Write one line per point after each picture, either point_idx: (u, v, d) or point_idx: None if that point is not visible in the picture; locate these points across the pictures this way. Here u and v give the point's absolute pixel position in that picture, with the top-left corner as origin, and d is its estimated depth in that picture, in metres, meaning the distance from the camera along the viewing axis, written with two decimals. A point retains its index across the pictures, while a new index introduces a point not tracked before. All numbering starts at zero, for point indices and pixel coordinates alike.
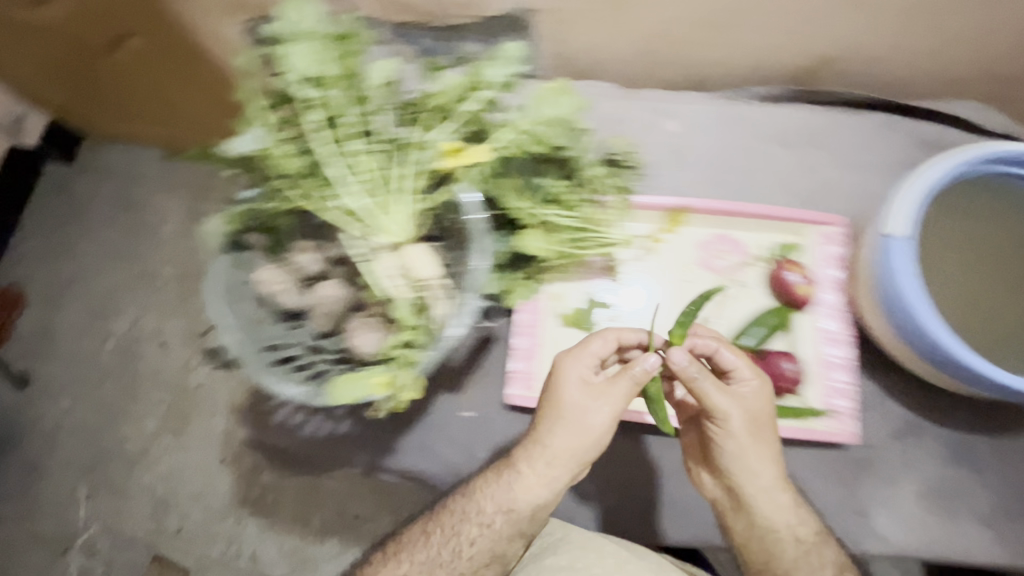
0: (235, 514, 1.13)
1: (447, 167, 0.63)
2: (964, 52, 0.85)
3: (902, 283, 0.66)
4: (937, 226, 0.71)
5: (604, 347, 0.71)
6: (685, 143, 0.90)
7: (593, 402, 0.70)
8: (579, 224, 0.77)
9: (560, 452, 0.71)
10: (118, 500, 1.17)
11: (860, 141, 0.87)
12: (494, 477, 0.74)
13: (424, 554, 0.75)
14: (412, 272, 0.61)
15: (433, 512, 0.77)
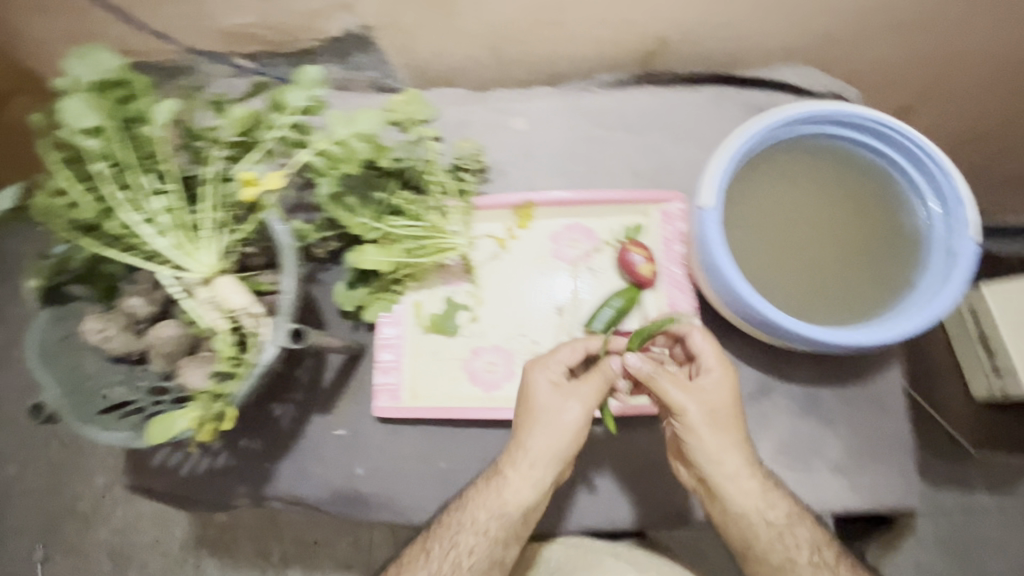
0: (195, 556, 1.31)
1: (247, 199, 0.63)
2: (783, 19, 0.88)
3: (718, 254, 0.68)
4: (748, 193, 0.73)
5: (571, 353, 0.73)
6: (531, 139, 0.92)
7: (561, 407, 0.72)
8: (418, 233, 0.79)
9: (540, 454, 0.72)
10: (76, 559, 1.31)
11: (694, 117, 0.90)
12: (484, 487, 0.75)
13: (428, 572, 0.75)
14: (223, 304, 0.62)
15: (428, 528, 0.77)
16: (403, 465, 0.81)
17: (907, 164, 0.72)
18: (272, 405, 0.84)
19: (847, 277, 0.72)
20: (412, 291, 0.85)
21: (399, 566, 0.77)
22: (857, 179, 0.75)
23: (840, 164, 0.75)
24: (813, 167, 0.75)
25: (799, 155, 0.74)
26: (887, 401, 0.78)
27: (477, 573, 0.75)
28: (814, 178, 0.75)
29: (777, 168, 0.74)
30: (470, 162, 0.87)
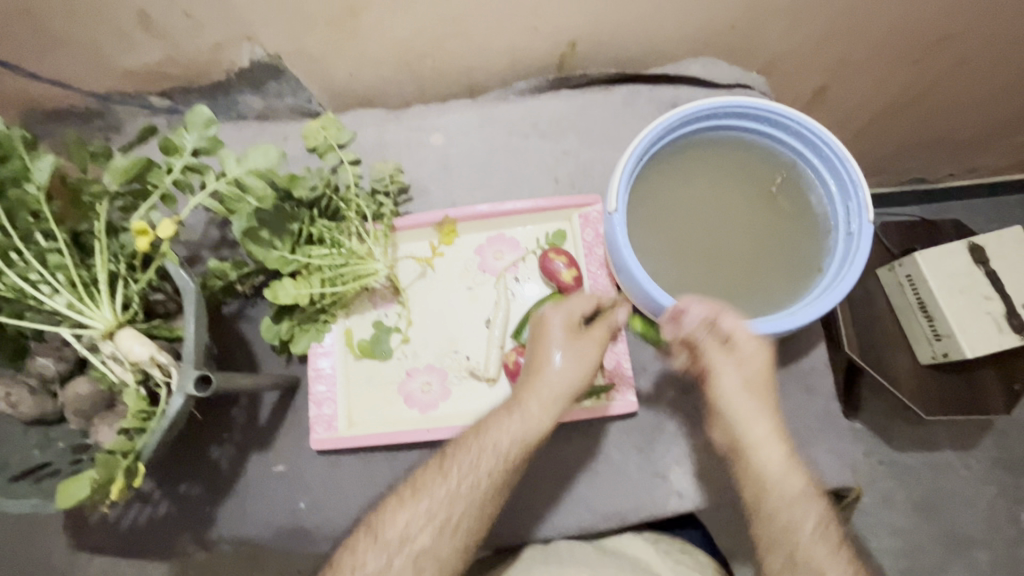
0: None
1: (143, 247, 0.62)
2: (685, 16, 0.89)
3: (627, 258, 0.69)
4: (655, 194, 0.76)
5: (587, 304, 0.74)
6: (450, 153, 0.92)
7: (577, 347, 0.71)
8: (335, 261, 0.78)
9: (558, 386, 0.70)
10: None
11: (607, 119, 0.92)
12: (505, 413, 0.70)
13: (444, 491, 0.68)
14: (127, 356, 0.61)
15: (450, 445, 0.71)
16: (345, 494, 0.81)
17: (807, 150, 0.74)
18: (210, 447, 0.83)
19: (760, 265, 0.75)
20: (342, 319, 0.84)
21: (410, 488, 0.70)
22: (764, 168, 0.77)
23: (744, 155, 0.77)
24: (718, 160, 0.77)
25: (703, 150, 0.77)
26: (813, 383, 0.79)
27: (491, 497, 0.69)
28: (721, 171, 0.77)
29: (682, 165, 0.76)
30: (390, 183, 0.86)
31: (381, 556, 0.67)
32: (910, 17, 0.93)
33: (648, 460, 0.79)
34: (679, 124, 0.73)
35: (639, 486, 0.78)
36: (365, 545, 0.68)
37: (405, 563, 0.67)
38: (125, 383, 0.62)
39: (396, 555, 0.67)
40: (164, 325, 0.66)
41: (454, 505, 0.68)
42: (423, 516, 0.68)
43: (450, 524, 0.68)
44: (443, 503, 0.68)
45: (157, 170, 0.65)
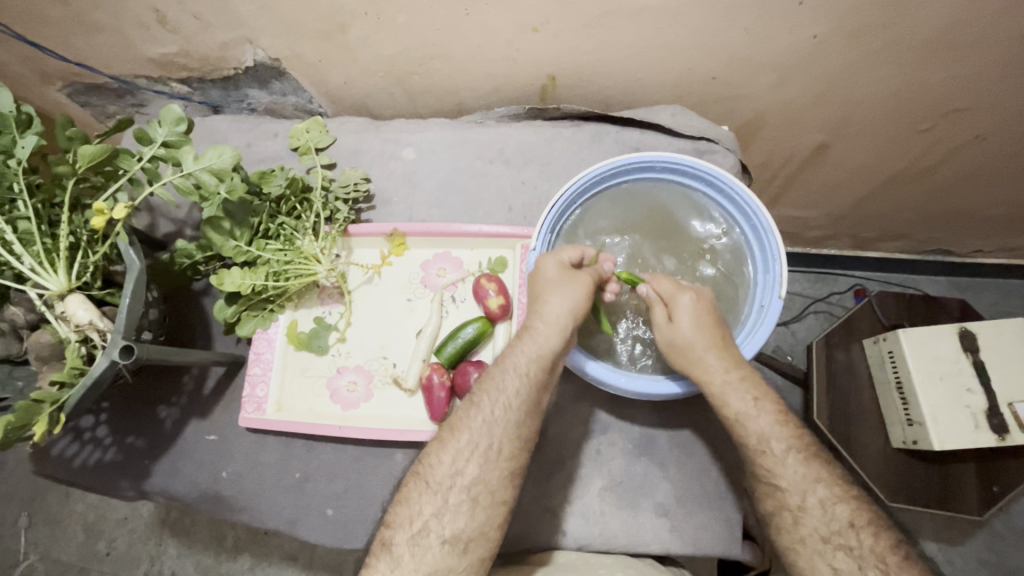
0: (157, 536, 1.40)
1: (99, 225, 0.70)
2: (672, 63, 0.85)
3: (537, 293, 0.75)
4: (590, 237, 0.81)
5: (575, 252, 0.74)
6: (416, 169, 0.96)
7: (574, 282, 0.72)
8: (282, 258, 0.84)
9: (560, 313, 0.70)
10: (53, 528, 1.43)
11: (574, 154, 0.94)
12: (516, 339, 0.72)
13: (480, 420, 0.70)
14: (71, 317, 0.69)
15: (474, 387, 0.72)
16: (263, 471, 0.87)
17: (741, 216, 0.78)
18: (158, 408, 0.91)
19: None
20: (289, 310, 0.90)
21: (447, 428, 0.71)
22: (700, 225, 0.81)
23: (683, 209, 0.81)
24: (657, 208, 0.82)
25: (642, 197, 0.82)
26: (723, 446, 0.78)
27: (523, 420, 0.70)
28: (657, 221, 0.82)
29: (620, 211, 0.82)
30: (353, 190, 0.92)
31: (435, 498, 0.68)
32: (920, 88, 0.86)
33: (542, 495, 0.78)
34: (615, 170, 0.78)
35: (526, 516, 0.78)
36: (418, 493, 0.69)
37: (461, 496, 0.68)
38: (68, 341, 0.71)
39: (450, 491, 0.68)
40: (113, 294, 0.74)
41: (494, 431, 0.69)
42: (465, 449, 0.69)
43: (495, 452, 0.69)
44: (482, 431, 0.69)
45: (128, 157, 0.73)
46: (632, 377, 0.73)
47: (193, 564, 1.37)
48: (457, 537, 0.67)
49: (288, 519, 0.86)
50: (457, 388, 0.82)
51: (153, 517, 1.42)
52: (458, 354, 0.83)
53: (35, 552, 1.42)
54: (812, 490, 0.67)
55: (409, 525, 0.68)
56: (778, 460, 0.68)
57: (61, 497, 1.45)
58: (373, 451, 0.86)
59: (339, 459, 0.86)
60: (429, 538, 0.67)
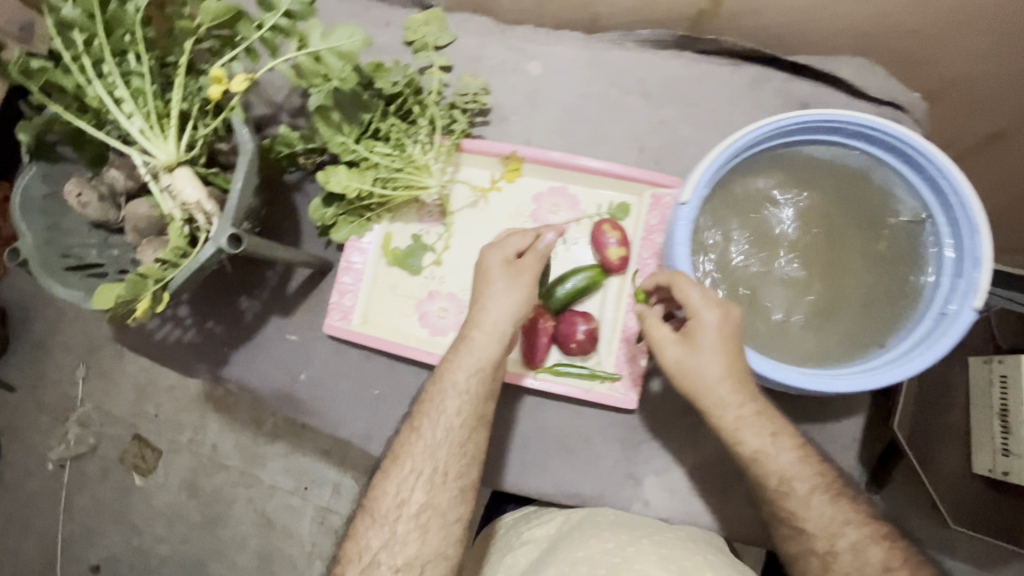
0: (201, 409, 1.33)
1: (214, 97, 0.63)
2: (873, 10, 0.69)
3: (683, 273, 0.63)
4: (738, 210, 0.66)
5: (522, 241, 0.72)
6: (540, 88, 0.86)
7: (516, 279, 0.70)
8: (391, 164, 0.76)
9: (495, 321, 0.70)
10: (109, 384, 1.35)
11: (729, 97, 0.81)
12: (453, 353, 0.71)
13: (422, 446, 0.69)
14: (178, 193, 0.65)
15: (415, 411, 0.72)
16: (340, 380, 0.85)
17: (913, 175, 0.62)
18: (241, 298, 0.89)
19: (847, 310, 0.65)
20: (385, 222, 0.84)
21: (396, 457, 0.70)
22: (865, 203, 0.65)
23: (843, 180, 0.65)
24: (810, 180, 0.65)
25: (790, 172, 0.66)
26: (835, 451, 0.74)
27: (469, 432, 0.70)
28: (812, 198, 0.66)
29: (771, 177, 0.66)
30: (471, 100, 0.82)
31: (382, 530, 0.68)
32: None
33: (627, 461, 0.77)
34: (758, 144, 0.63)
35: (607, 478, 0.77)
36: (365, 527, 0.68)
37: (409, 525, 0.67)
38: (172, 217, 0.66)
39: (397, 522, 0.67)
40: (221, 175, 0.69)
41: (437, 454, 0.69)
42: (409, 477, 0.69)
43: (440, 474, 0.69)
44: (424, 456, 0.69)
45: (247, 22, 0.65)
46: (778, 364, 0.62)
47: (235, 443, 1.32)
48: (409, 563, 0.66)
49: (360, 433, 0.84)
50: (559, 337, 0.76)
51: (199, 390, 1.34)
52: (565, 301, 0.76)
53: (90, 402, 1.34)
54: (845, 546, 0.63)
55: (359, 559, 0.67)
56: (802, 512, 0.65)
57: (115, 355, 1.36)
58: None
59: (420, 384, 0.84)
60: (378, 569, 0.66)
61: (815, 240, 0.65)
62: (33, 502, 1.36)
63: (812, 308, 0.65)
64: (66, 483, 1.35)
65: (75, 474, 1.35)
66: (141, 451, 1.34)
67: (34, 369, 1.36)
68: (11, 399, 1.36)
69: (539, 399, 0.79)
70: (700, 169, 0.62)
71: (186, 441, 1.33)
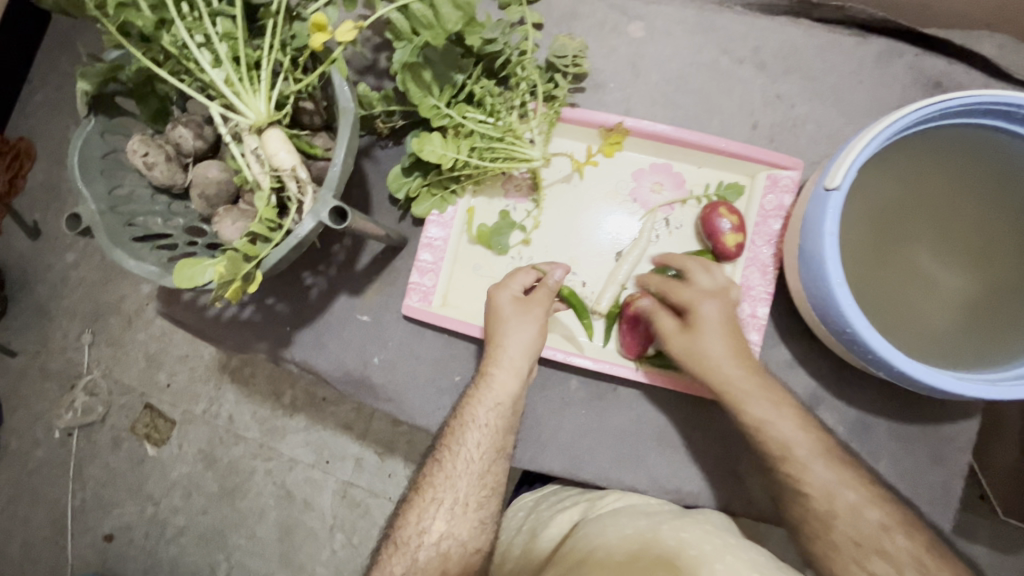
0: (218, 379, 1.19)
1: (314, 46, 0.55)
2: None
3: (832, 266, 0.57)
4: (869, 203, 0.62)
5: (529, 277, 0.70)
6: (643, 53, 0.78)
7: (528, 316, 0.68)
8: (489, 132, 0.70)
9: (515, 357, 0.69)
10: (117, 353, 1.21)
11: (851, 73, 0.74)
12: (474, 390, 0.70)
13: (443, 480, 0.69)
14: (269, 159, 0.57)
15: (437, 444, 0.71)
16: (417, 365, 0.80)
17: None
18: (304, 274, 0.82)
19: (989, 319, 0.61)
20: (469, 195, 0.77)
21: (420, 492, 0.69)
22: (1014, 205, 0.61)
23: (993, 178, 0.61)
24: (951, 180, 0.62)
25: (939, 165, 0.61)
26: (948, 453, 0.71)
27: (493, 461, 0.69)
28: (958, 195, 0.62)
29: (913, 169, 0.61)
30: (570, 63, 0.74)
31: (406, 557, 0.67)
32: None
33: (727, 456, 0.74)
34: (913, 128, 0.58)
35: (710, 475, 0.74)
36: (389, 556, 0.67)
37: (431, 554, 0.67)
38: (259, 186, 0.58)
39: (419, 550, 0.67)
40: (308, 138, 0.62)
41: (456, 485, 0.68)
42: (432, 507, 0.68)
43: (461, 505, 0.68)
44: (445, 488, 0.68)
45: None
46: (934, 369, 0.56)
47: (251, 416, 1.19)
48: None
49: (438, 419, 0.80)
50: None
51: (216, 358, 1.21)
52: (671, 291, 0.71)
53: (99, 368, 1.21)
54: None
55: None
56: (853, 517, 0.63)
57: (127, 321, 1.21)
58: (546, 372, 0.76)
59: None
60: None
61: (948, 242, 0.62)
62: (28, 475, 1.22)
63: (949, 311, 0.61)
64: (74, 453, 1.21)
65: (84, 443, 1.21)
66: (154, 420, 1.20)
67: (36, 332, 1.21)
68: (12, 364, 1.22)
69: (634, 390, 0.75)
70: (856, 152, 0.57)
71: (200, 412, 1.20)
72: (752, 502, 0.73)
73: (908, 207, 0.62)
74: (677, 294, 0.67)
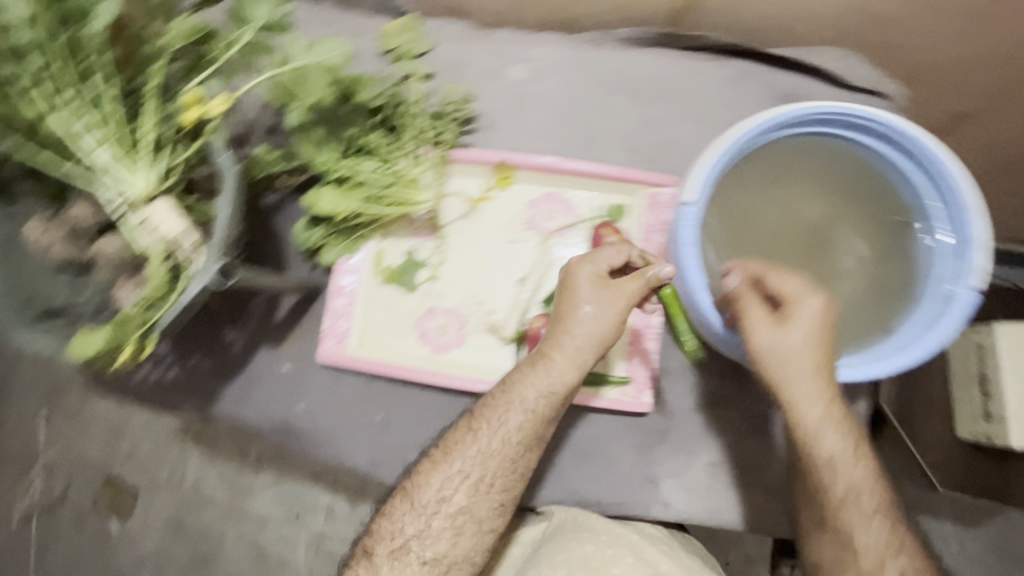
0: None
1: (189, 121, 0.59)
2: None
3: (693, 274, 0.62)
4: (734, 211, 0.67)
5: (617, 256, 0.66)
6: (527, 92, 0.84)
7: (609, 298, 0.64)
8: (381, 180, 0.74)
9: (583, 340, 0.65)
10: None
11: (716, 93, 0.81)
12: (529, 365, 0.67)
13: (473, 450, 0.66)
14: (155, 227, 0.60)
15: (476, 412, 0.68)
16: (341, 408, 0.82)
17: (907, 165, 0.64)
18: (225, 330, 0.84)
19: (850, 305, 0.67)
20: (376, 239, 0.81)
21: (440, 448, 0.68)
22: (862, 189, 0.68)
23: (838, 177, 0.68)
24: (805, 182, 0.68)
25: (795, 169, 0.68)
26: None
27: (526, 450, 0.67)
28: (812, 189, 0.68)
29: (766, 177, 0.68)
30: (456, 109, 0.80)
31: (418, 519, 0.66)
32: None
33: (644, 464, 0.76)
34: (756, 140, 0.64)
35: (630, 485, 0.75)
36: (401, 510, 0.67)
37: (443, 524, 0.65)
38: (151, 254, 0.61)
39: (433, 516, 0.66)
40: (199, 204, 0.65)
41: (485, 465, 0.66)
42: (455, 477, 0.66)
43: (485, 484, 0.66)
44: (473, 463, 0.66)
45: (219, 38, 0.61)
46: None
47: None
48: (437, 559, 0.65)
49: (367, 458, 0.81)
50: None
51: None
52: None
53: None
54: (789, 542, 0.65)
55: (390, 540, 0.66)
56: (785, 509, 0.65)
57: None
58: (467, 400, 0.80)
59: (425, 405, 0.81)
60: (407, 556, 0.65)
61: (811, 240, 0.68)
62: None
63: None
64: None
65: None
66: None
67: None
68: None
69: None
70: (700, 168, 0.62)
71: None
72: (673, 508, 0.74)
73: (771, 211, 0.68)
74: (778, 283, 0.60)
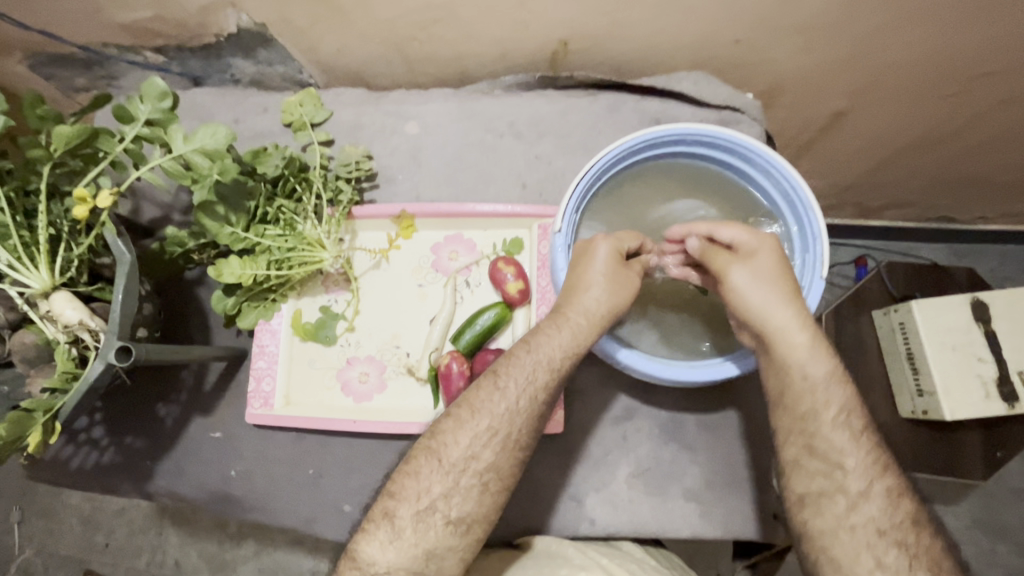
0: (157, 525, 1.18)
1: (81, 216, 0.63)
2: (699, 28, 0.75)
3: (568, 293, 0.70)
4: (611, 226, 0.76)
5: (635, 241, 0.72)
6: (422, 145, 0.90)
7: (626, 280, 0.68)
8: (284, 245, 0.78)
9: (603, 302, 0.66)
10: (49, 524, 1.20)
11: (593, 126, 0.88)
12: (552, 327, 0.66)
13: (503, 407, 0.63)
14: (58, 318, 0.64)
15: (503, 357, 0.66)
16: (274, 468, 0.84)
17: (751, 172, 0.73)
18: (157, 406, 0.86)
19: None
20: (292, 300, 0.85)
21: (464, 407, 0.64)
22: (705, 185, 0.78)
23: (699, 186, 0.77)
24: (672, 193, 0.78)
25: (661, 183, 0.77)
26: (758, 431, 0.77)
27: (545, 409, 0.65)
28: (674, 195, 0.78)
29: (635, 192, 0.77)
30: (355, 169, 0.84)
31: (446, 477, 0.62)
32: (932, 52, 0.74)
33: (567, 485, 0.78)
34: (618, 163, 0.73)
35: (556, 507, 0.77)
36: (428, 469, 0.63)
37: (472, 480, 0.62)
38: (59, 343, 0.65)
39: (461, 475, 0.62)
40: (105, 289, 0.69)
41: (514, 420, 0.63)
42: (484, 433, 0.63)
43: (512, 441, 0.63)
44: (502, 417, 0.63)
45: (107, 138, 0.66)
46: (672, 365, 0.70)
47: (197, 556, 1.16)
48: (461, 518, 0.62)
49: (303, 514, 0.83)
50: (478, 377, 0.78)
51: (151, 505, 1.20)
52: (474, 342, 0.79)
53: (31, 545, 1.20)
54: None
55: (415, 500, 0.62)
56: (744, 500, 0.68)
57: (52, 489, 1.22)
58: (395, 445, 0.82)
59: (354, 454, 0.83)
60: (434, 517, 0.61)
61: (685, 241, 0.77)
62: None
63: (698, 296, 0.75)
64: None
65: None
66: None
67: None
68: None
69: None
70: (567, 197, 0.69)
71: (144, 564, 1.18)
72: (598, 524, 0.76)
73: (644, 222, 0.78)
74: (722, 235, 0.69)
